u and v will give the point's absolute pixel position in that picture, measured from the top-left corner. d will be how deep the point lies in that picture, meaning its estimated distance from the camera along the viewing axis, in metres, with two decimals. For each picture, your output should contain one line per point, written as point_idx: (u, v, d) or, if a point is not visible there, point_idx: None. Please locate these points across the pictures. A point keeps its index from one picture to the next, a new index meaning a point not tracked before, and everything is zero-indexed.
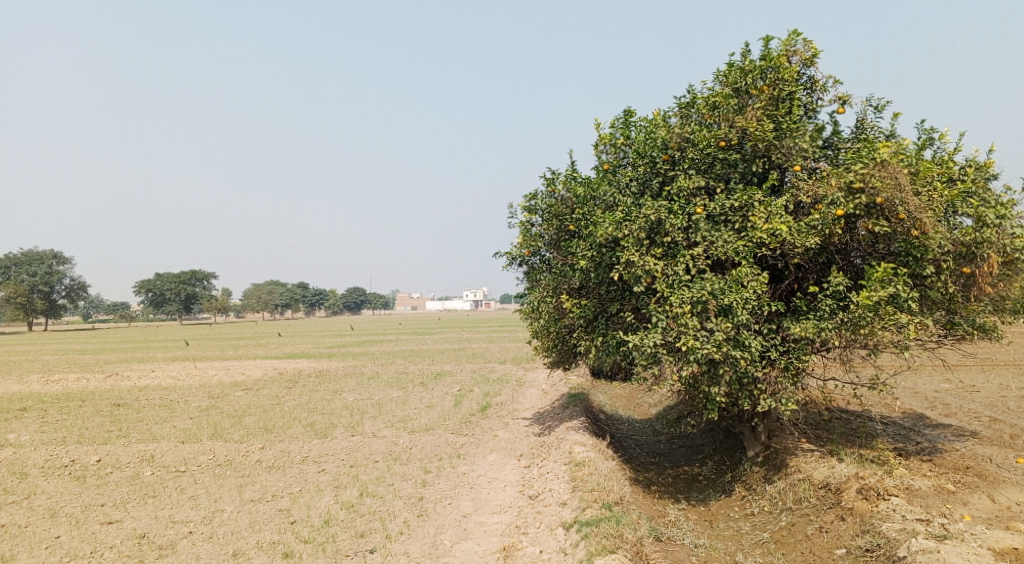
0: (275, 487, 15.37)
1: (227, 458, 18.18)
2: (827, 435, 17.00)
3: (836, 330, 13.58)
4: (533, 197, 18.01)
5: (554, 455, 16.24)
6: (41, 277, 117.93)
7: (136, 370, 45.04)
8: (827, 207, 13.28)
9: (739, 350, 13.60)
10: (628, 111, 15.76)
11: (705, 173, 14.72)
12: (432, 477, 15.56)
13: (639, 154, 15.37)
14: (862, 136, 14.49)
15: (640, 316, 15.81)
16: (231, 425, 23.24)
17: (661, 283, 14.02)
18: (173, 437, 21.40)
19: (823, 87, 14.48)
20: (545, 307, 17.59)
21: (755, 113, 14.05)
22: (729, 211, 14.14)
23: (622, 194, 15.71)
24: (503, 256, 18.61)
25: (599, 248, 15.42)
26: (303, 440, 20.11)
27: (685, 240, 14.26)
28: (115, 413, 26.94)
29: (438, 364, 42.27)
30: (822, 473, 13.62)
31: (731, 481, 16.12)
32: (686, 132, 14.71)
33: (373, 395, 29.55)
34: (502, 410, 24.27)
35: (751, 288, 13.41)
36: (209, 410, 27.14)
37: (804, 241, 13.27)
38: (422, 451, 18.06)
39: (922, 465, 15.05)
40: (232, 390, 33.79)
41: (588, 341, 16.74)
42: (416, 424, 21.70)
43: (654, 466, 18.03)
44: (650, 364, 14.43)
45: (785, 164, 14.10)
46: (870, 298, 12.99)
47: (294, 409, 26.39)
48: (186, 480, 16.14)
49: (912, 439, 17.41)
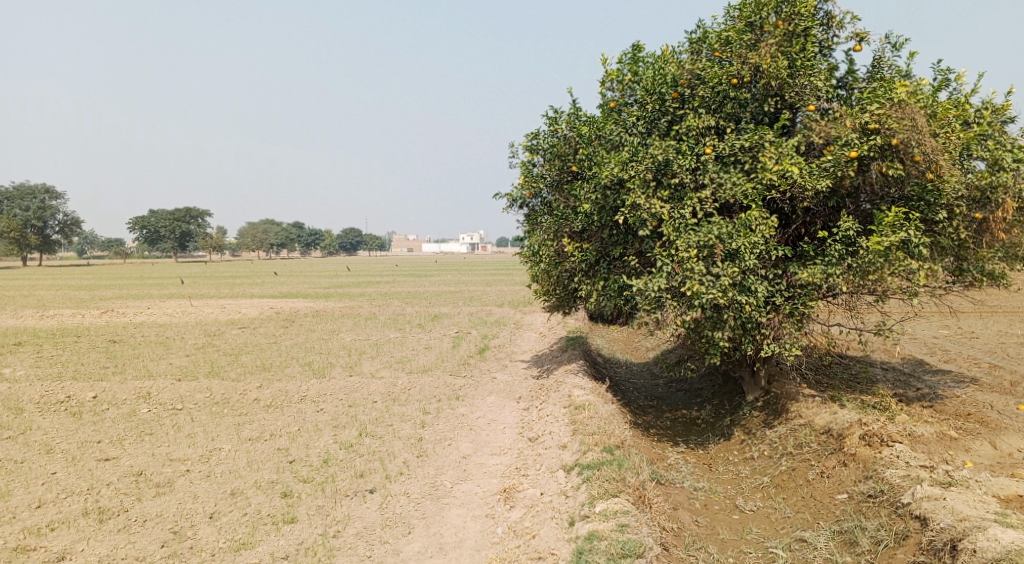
0: (273, 426, 15.29)
1: (224, 397, 18.10)
2: (828, 381, 16.92)
3: (844, 276, 13.26)
4: (535, 136, 17.36)
5: (554, 397, 16.14)
6: (34, 213, 116.64)
7: (132, 307, 44.84)
8: (841, 149, 12.75)
9: (745, 296, 13.31)
10: (636, 45, 14.98)
11: (715, 112, 14.08)
12: (431, 418, 15.49)
13: (646, 91, 14.68)
14: (878, 76, 13.80)
15: (643, 260, 15.40)
16: (228, 363, 23.16)
17: (667, 227, 13.61)
18: (170, 374, 21.30)
19: (840, 23, 13.73)
20: (546, 250, 17.19)
21: (769, 49, 13.34)
22: (739, 152, 13.57)
23: (628, 133, 15.10)
24: (503, 198, 18.09)
25: (603, 190, 14.92)
26: (301, 379, 20.02)
27: (692, 182, 13.76)
28: (111, 349, 26.83)
29: (435, 305, 42.15)
30: (824, 419, 13.55)
31: (730, 425, 16.01)
32: (696, 69, 14.00)
33: (371, 336, 29.45)
34: (501, 352, 24.18)
35: (759, 232, 12.99)
36: (206, 348, 27.03)
37: (816, 184, 12.76)
38: (421, 392, 17.98)
39: (923, 411, 15.00)
40: (228, 328, 33.66)
41: (590, 285, 16.38)
42: (414, 365, 21.60)
43: (653, 409, 17.98)
44: (653, 308, 14.12)
45: (799, 104, 13.50)
46: (881, 243, 12.55)
47: (291, 348, 26.29)
48: (183, 418, 16.04)
49: (911, 386, 17.36)
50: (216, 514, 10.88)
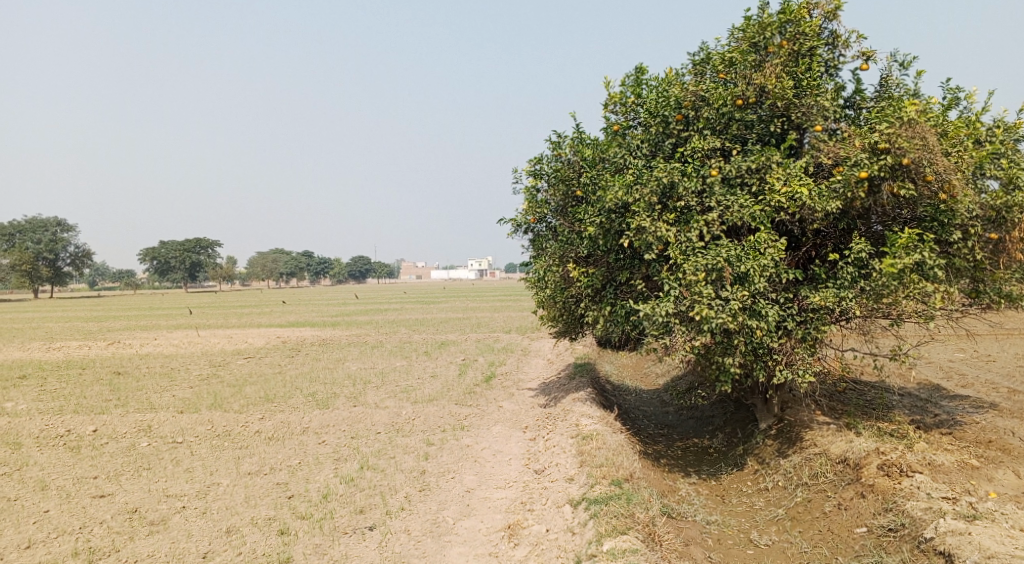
0: (274, 459, 14.95)
1: (225, 429, 17.79)
2: (842, 408, 16.45)
3: (857, 299, 12.92)
4: (538, 161, 17.20)
5: (561, 427, 15.74)
6: (45, 245, 117.66)
7: (138, 338, 44.74)
8: (851, 169, 12.50)
9: (755, 320, 12.99)
10: (640, 68, 14.86)
11: (720, 134, 13.89)
12: (435, 449, 15.11)
13: (651, 113, 14.52)
14: (886, 95, 13.60)
15: (650, 285, 15.12)
16: (231, 394, 22.88)
17: (674, 250, 13.34)
18: (172, 406, 21.02)
19: (846, 42, 13.57)
20: (551, 276, 16.93)
21: (774, 69, 13.17)
22: (746, 174, 13.34)
23: (632, 155, 14.93)
24: (508, 223, 17.89)
25: (608, 213, 14.69)
26: (304, 410, 19.69)
27: (699, 205, 13.52)
28: (114, 381, 26.65)
29: (442, 333, 41.87)
30: (840, 448, 13.09)
31: (743, 455, 15.64)
32: (701, 90, 13.85)
33: (376, 365, 29.11)
34: (507, 380, 23.83)
35: (769, 255, 12.69)
36: (210, 379, 26.81)
37: (825, 205, 12.50)
38: (425, 422, 17.61)
39: (942, 439, 14.49)
40: (234, 358, 33.48)
41: (596, 311, 16.06)
42: (419, 394, 21.27)
43: (663, 438, 17.56)
44: (662, 334, 13.79)
45: (806, 125, 13.30)
46: (894, 265, 12.22)
47: (295, 378, 26.03)
48: (182, 451, 15.74)
49: (929, 412, 16.86)
50: (210, 553, 10.54)
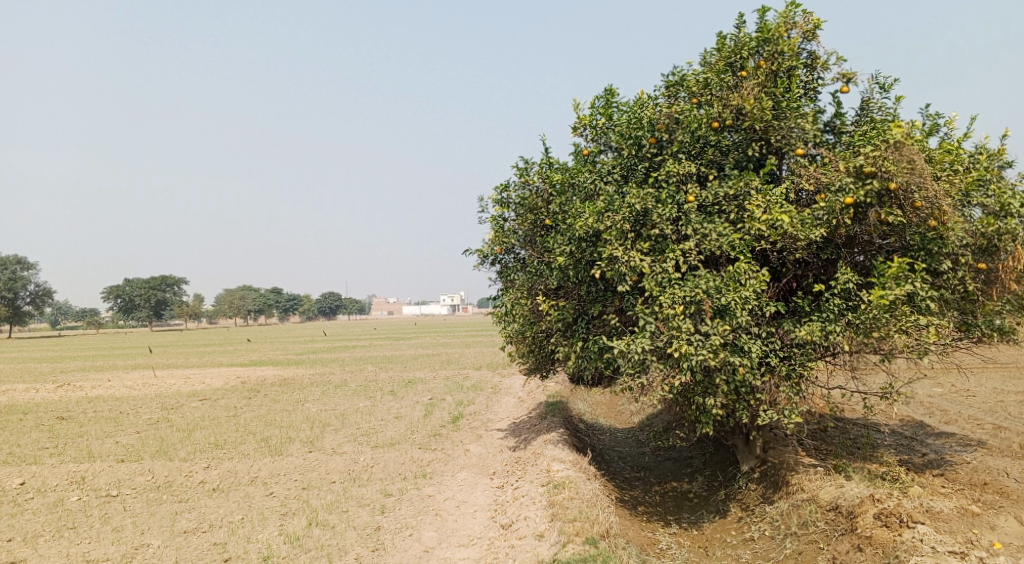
0: (214, 514, 13.52)
1: (166, 480, 16.26)
2: (828, 449, 15.59)
3: (845, 334, 12.15)
4: (505, 188, 16.37)
5: (531, 473, 14.60)
6: (2, 283, 113.54)
7: (90, 380, 42.40)
8: (835, 195, 11.86)
9: (738, 357, 12.12)
10: (611, 89, 14.17)
11: (695, 159, 13.21)
12: (393, 501, 13.83)
13: (622, 136, 13.80)
14: (867, 118, 13.07)
15: (624, 319, 14.21)
16: (179, 440, 21.26)
17: (649, 281, 12.43)
18: (112, 454, 19.33)
19: (825, 64, 13.08)
20: (519, 310, 15.96)
21: (752, 91, 12.57)
22: (723, 200, 12.64)
23: (603, 181, 14.16)
24: (473, 254, 16.90)
25: (579, 242, 13.79)
26: (255, 457, 18.20)
27: (675, 233, 12.70)
28: (54, 427, 24.71)
29: (411, 370, 40.42)
30: (830, 494, 12.18)
31: (725, 501, 14.62)
32: (674, 112, 13.17)
33: (338, 406, 27.61)
34: (476, 420, 22.61)
35: (750, 286, 11.90)
36: (159, 424, 25.05)
37: (809, 233, 11.78)
38: (385, 470, 16.31)
39: (935, 482, 13.70)
40: (189, 400, 31.63)
41: (567, 347, 15.04)
42: (382, 437, 19.95)
43: (640, 482, 16.49)
44: (637, 372, 12.78)
45: (786, 149, 12.68)
46: (884, 297, 11.53)
47: (251, 422, 24.44)
48: (114, 507, 14.21)
49: (916, 452, 16.08)
50: None
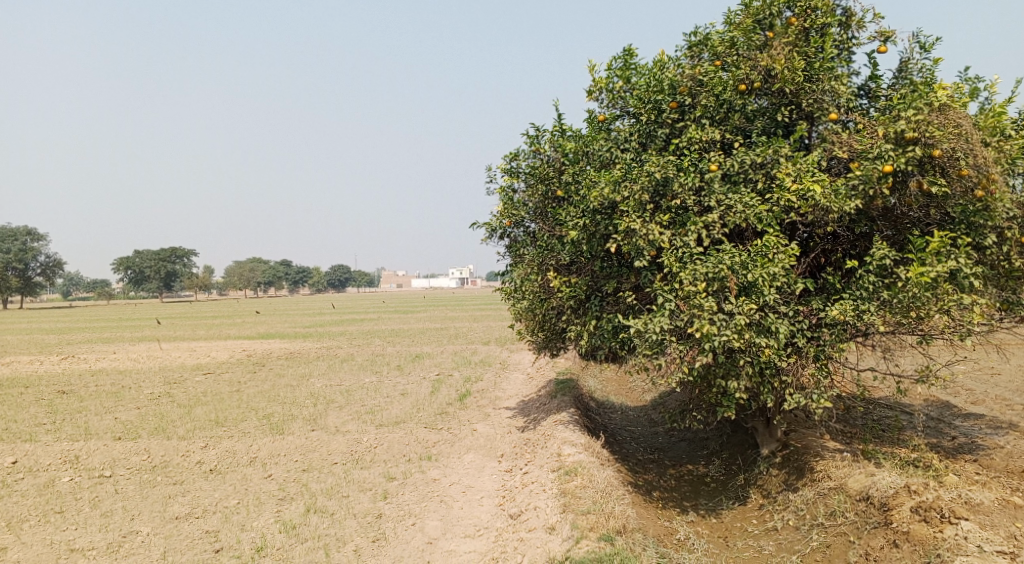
0: (208, 499, 12.93)
1: (162, 460, 15.67)
2: (854, 433, 14.80)
3: (879, 313, 11.24)
4: (514, 157, 15.45)
5: (541, 457, 13.90)
6: (12, 254, 113.64)
7: (96, 352, 42.02)
8: (872, 162, 10.87)
9: (765, 338, 11.26)
10: (629, 49, 13.12)
11: (719, 124, 12.21)
12: (396, 486, 13.19)
13: (640, 100, 12.77)
14: (906, 81, 11.97)
15: (641, 296, 13.35)
16: (179, 417, 20.69)
17: (669, 256, 11.55)
18: (110, 431, 18.76)
19: (861, 22, 12.00)
20: (529, 286, 15.14)
21: (783, 50, 11.53)
22: (750, 169, 11.66)
23: (620, 149, 13.22)
24: (481, 227, 16.03)
25: (593, 214, 12.87)
26: (256, 436, 17.57)
27: (697, 204, 11.75)
28: (54, 402, 24.18)
29: (419, 344, 39.75)
30: (860, 483, 11.42)
31: (744, 486, 13.91)
32: (698, 74, 12.14)
33: (343, 381, 26.98)
34: (483, 398, 21.94)
35: (779, 262, 10.98)
36: (161, 399, 24.50)
37: (843, 205, 10.82)
38: (388, 451, 15.68)
39: (969, 469, 12.89)
40: (192, 374, 31.09)
41: (580, 325, 14.23)
42: (386, 415, 19.33)
43: (654, 465, 15.79)
44: (655, 354, 11.94)
45: (818, 114, 11.68)
46: (926, 274, 10.60)
47: (254, 398, 23.84)
48: (106, 489, 13.64)
49: (945, 434, 15.25)
50: None
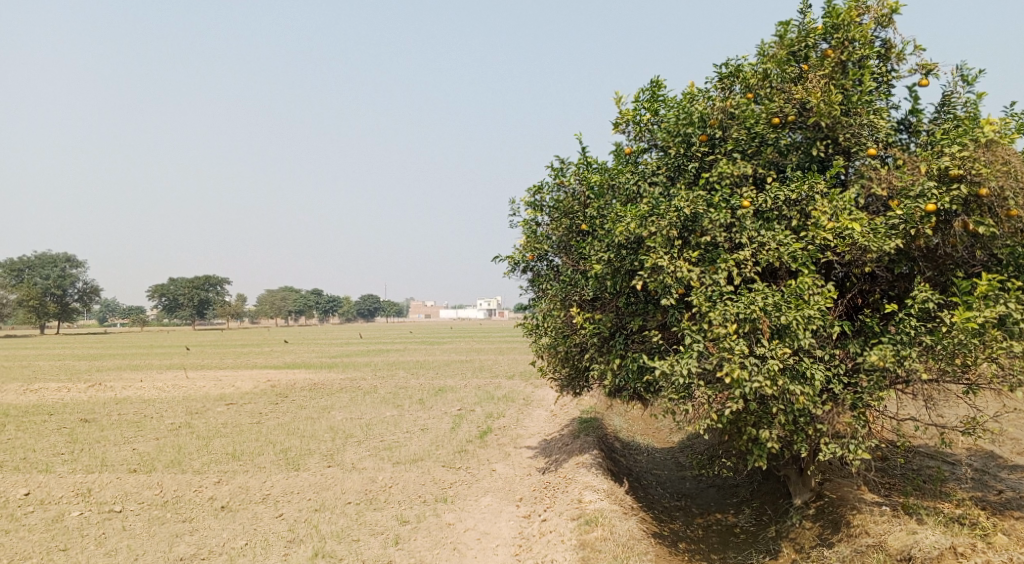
0: (216, 538, 12.63)
1: (175, 495, 15.43)
2: (893, 484, 13.94)
3: (922, 359, 10.60)
4: (538, 190, 15.17)
5: (560, 503, 13.31)
6: (51, 280, 116.51)
7: (123, 380, 42.36)
8: (914, 201, 10.38)
9: (800, 384, 10.69)
10: (657, 82, 12.83)
11: (751, 159, 11.79)
12: (408, 530, 12.70)
13: (669, 133, 12.36)
14: (949, 115, 11.42)
15: (668, 335, 12.84)
16: (197, 449, 20.49)
17: (698, 295, 11.06)
18: (126, 463, 18.61)
19: (900, 54, 11.57)
20: (552, 322, 14.71)
21: (818, 83, 11.16)
22: (783, 205, 11.18)
23: (647, 182, 12.84)
24: (503, 261, 15.72)
25: (618, 250, 12.45)
26: (271, 471, 17.25)
27: (727, 241, 11.29)
28: (76, 431, 24.19)
29: (442, 377, 39.32)
30: (900, 541, 10.65)
31: (776, 539, 13.14)
32: (729, 106, 11.79)
33: (364, 414, 26.65)
34: (504, 435, 21.39)
35: (814, 303, 10.44)
36: (181, 430, 24.37)
37: (883, 245, 10.29)
38: (403, 491, 15.22)
39: (1020, 527, 11.97)
40: (215, 404, 31.03)
41: (603, 364, 13.73)
42: (404, 452, 18.89)
43: (680, 513, 15.06)
44: (682, 397, 11.38)
45: (855, 149, 11.25)
46: (973, 320, 9.97)
47: (273, 430, 23.58)
48: (114, 525, 13.41)
49: (992, 488, 14.28)
50: None
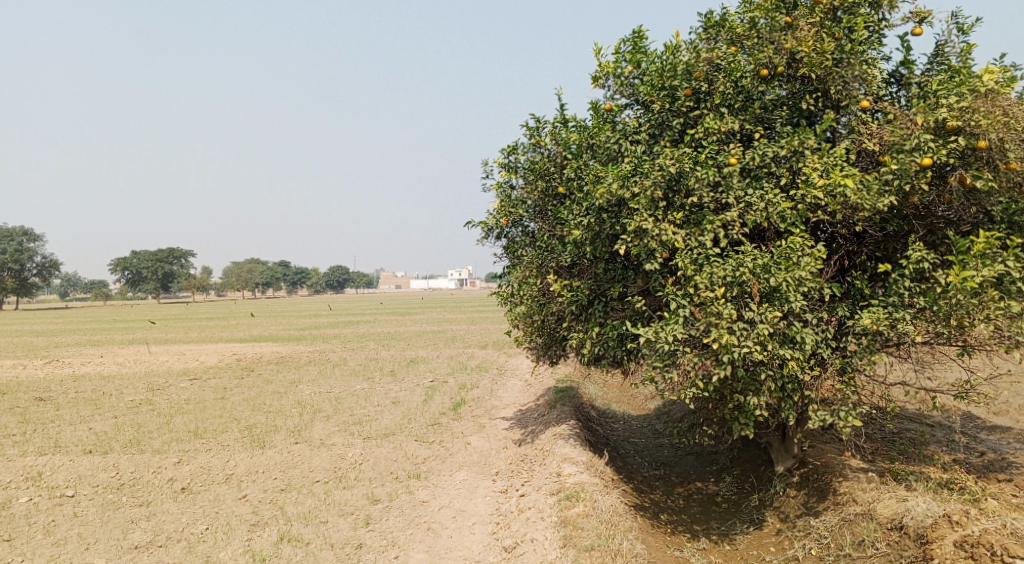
0: (175, 523, 11.91)
1: (131, 477, 14.57)
2: (876, 450, 13.65)
3: (915, 322, 10.16)
4: (512, 151, 14.35)
5: (539, 477, 12.78)
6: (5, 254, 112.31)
7: (82, 356, 40.77)
8: (909, 155, 9.81)
9: (789, 349, 10.21)
10: (639, 32, 12.02)
11: (738, 114, 11.11)
12: (380, 510, 12.08)
13: (653, 86, 11.58)
14: (943, 66, 10.81)
15: (649, 302, 12.24)
16: (157, 428, 19.52)
17: (684, 258, 10.44)
18: (80, 444, 17.62)
19: (892, 2, 10.92)
20: (527, 290, 14.02)
21: (810, 31, 10.45)
22: (772, 162, 10.55)
23: (628, 141, 12.11)
24: (476, 226, 14.94)
25: (598, 212, 11.73)
26: (235, 450, 16.43)
27: (714, 201, 10.65)
28: (28, 411, 22.98)
29: (414, 349, 38.52)
30: (890, 509, 10.32)
31: (759, 508, 12.80)
32: (715, 57, 11.05)
33: (333, 388, 25.83)
34: (477, 407, 20.78)
35: (805, 265, 9.88)
36: (141, 407, 23.30)
37: (877, 203, 9.74)
38: (374, 467, 14.57)
39: (1006, 491, 11.73)
40: (178, 380, 29.87)
41: (582, 331, 13.11)
42: (375, 427, 18.18)
43: (661, 483, 14.68)
44: (667, 366, 10.81)
45: (846, 102, 10.63)
46: (971, 280, 9.48)
47: (238, 406, 22.66)
48: (64, 511, 12.57)
49: (974, 450, 14.06)
50: None
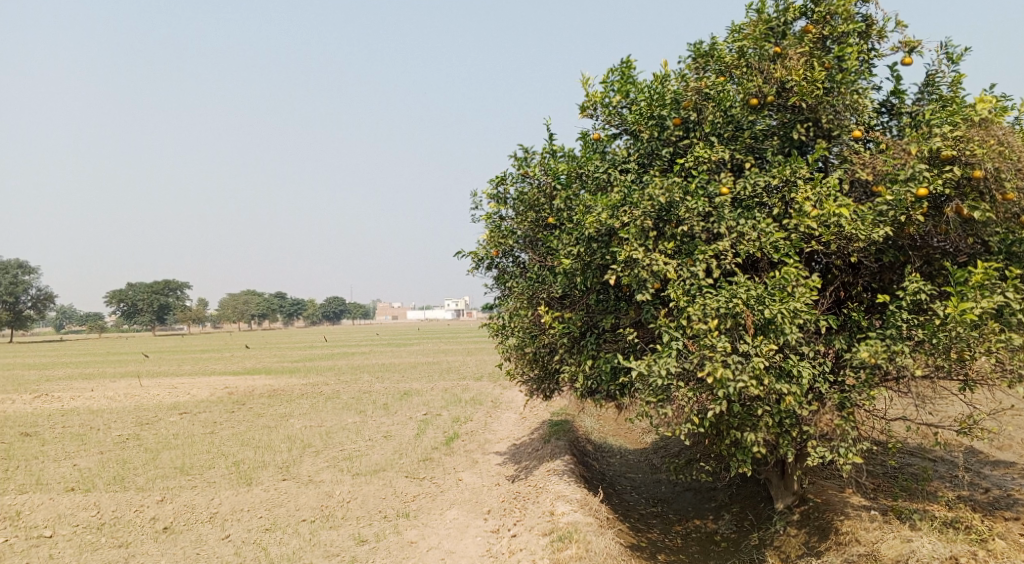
0: None
1: (112, 516, 14.12)
2: (878, 486, 13.29)
3: (914, 355, 9.93)
4: (501, 182, 14.24)
5: (531, 516, 12.39)
6: None
7: (71, 390, 40.19)
8: (903, 185, 9.68)
9: (785, 383, 9.96)
10: (628, 62, 11.99)
11: (729, 143, 11.01)
12: (366, 551, 11.69)
13: (641, 116, 11.51)
14: (934, 95, 10.77)
15: (641, 334, 12.00)
16: (142, 464, 19.03)
17: (676, 289, 10.23)
18: (62, 481, 17.15)
19: (881, 32, 10.92)
20: (519, 322, 13.78)
21: (799, 60, 10.41)
22: (764, 192, 10.42)
23: (617, 170, 11.99)
24: (466, 258, 14.74)
25: (588, 242, 11.56)
26: (220, 487, 15.99)
27: (705, 232, 10.49)
28: (11, 447, 22.44)
29: (408, 381, 38.06)
30: (894, 550, 9.96)
31: (759, 548, 12.40)
32: (704, 87, 10.99)
33: (324, 422, 25.35)
34: (470, 442, 20.36)
35: (800, 296, 9.69)
36: (127, 443, 22.78)
37: (872, 233, 9.59)
38: (362, 506, 14.15)
39: (1013, 530, 11.37)
40: (167, 415, 29.33)
41: (574, 364, 12.84)
42: (364, 463, 17.76)
43: (657, 521, 14.26)
44: (661, 401, 10.53)
45: (838, 132, 10.55)
46: (971, 312, 9.28)
47: (226, 442, 22.18)
48: (40, 554, 12.12)
49: (978, 485, 13.70)
50: None
